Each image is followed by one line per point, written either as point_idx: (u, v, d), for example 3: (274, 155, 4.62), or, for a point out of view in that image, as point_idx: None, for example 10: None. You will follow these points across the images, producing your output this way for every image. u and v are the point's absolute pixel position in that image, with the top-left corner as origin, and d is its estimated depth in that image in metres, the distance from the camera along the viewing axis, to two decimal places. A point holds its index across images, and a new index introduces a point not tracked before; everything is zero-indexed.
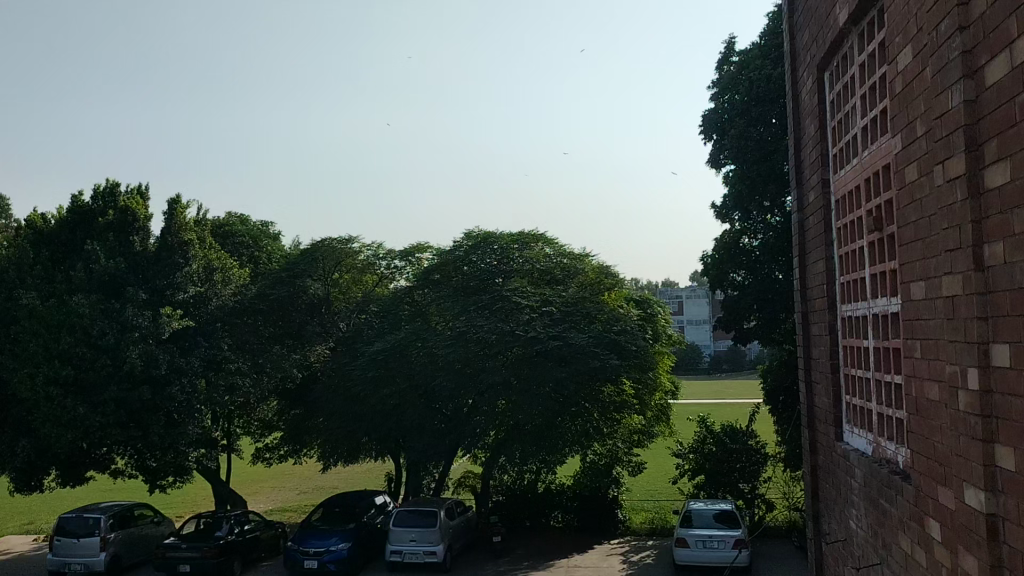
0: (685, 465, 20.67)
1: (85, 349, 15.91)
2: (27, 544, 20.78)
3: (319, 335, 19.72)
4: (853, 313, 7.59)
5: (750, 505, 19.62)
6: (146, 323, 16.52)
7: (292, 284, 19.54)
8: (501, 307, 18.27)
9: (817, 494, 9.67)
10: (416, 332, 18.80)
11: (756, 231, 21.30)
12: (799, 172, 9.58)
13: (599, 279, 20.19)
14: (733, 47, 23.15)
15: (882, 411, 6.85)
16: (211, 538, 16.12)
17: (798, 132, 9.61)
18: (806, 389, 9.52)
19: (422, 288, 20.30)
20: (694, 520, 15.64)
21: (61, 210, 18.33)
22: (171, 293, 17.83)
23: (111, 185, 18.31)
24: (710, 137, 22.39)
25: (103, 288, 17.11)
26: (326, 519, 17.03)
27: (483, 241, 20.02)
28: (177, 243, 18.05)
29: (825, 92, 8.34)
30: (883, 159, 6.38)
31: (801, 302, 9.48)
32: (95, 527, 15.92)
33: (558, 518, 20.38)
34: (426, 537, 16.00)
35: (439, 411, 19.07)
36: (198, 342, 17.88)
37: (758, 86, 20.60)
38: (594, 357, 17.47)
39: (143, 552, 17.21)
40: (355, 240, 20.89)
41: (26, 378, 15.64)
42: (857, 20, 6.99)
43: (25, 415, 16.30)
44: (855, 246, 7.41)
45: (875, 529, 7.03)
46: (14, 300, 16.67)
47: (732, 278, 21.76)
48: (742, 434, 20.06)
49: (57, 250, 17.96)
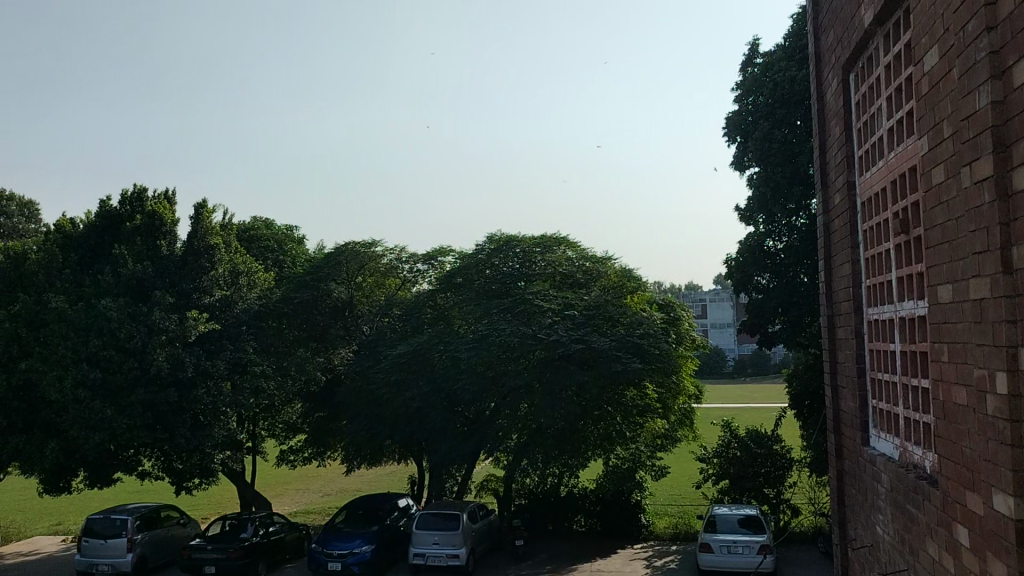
0: (709, 469, 20.47)
1: (113, 352, 16.08)
2: (56, 544, 21.03)
3: (342, 338, 19.94)
4: (879, 316, 7.52)
5: (775, 510, 19.44)
6: (174, 326, 16.74)
7: (316, 288, 19.63)
8: (524, 310, 18.35)
9: (843, 499, 9.58)
10: (439, 336, 18.86)
11: (780, 234, 21.12)
12: (824, 174, 9.51)
13: (621, 281, 20.18)
14: (758, 49, 23.02)
15: (909, 415, 6.77)
16: (236, 539, 16.23)
17: (823, 135, 9.52)
18: (831, 393, 9.43)
19: (445, 291, 20.36)
20: (719, 524, 15.50)
21: (90, 214, 18.53)
22: (197, 297, 18.14)
23: (138, 189, 18.49)
24: (733, 139, 22.30)
25: (131, 292, 17.34)
26: (349, 521, 17.09)
27: (504, 243, 20.19)
28: (203, 247, 18.26)
29: (850, 93, 8.28)
30: (909, 161, 6.32)
31: (827, 306, 9.39)
32: (122, 528, 16.08)
33: (581, 522, 20.41)
34: (449, 540, 16.01)
35: (462, 415, 19.11)
36: (223, 346, 17.87)
37: (782, 87, 20.51)
38: (617, 360, 17.41)
39: (169, 553, 17.38)
40: (378, 244, 20.94)
41: (55, 381, 15.81)
42: (882, 20, 6.94)
43: (54, 417, 16.47)
44: (881, 250, 7.36)
45: (902, 535, 6.95)
46: (43, 303, 16.87)
47: (756, 281, 21.67)
48: (768, 439, 19.89)
49: (86, 253, 18.19)
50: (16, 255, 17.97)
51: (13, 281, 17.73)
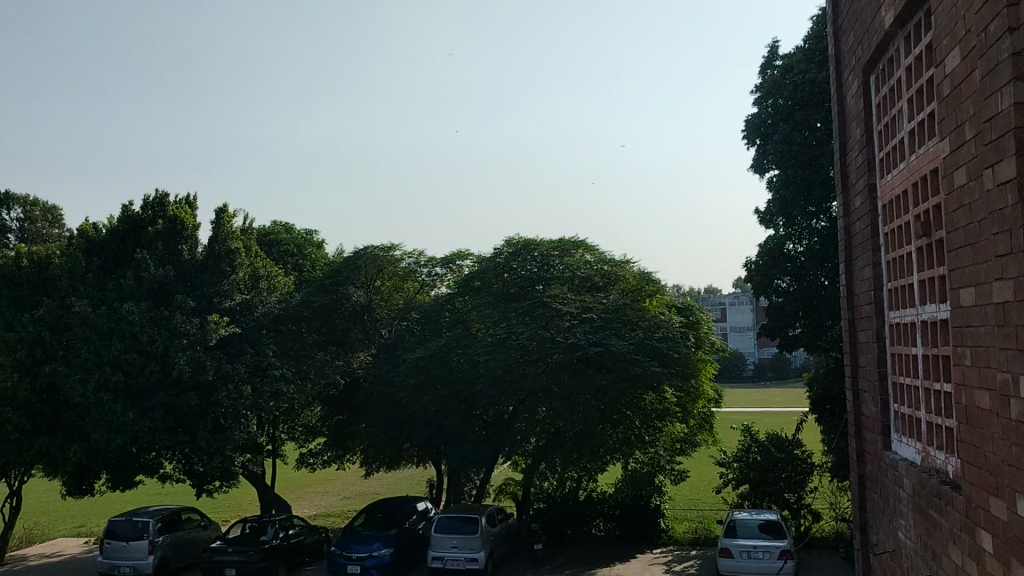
0: (729, 474, 20.34)
1: (135, 355, 16.26)
2: (79, 546, 21.20)
3: (362, 342, 19.84)
4: (900, 319, 7.47)
5: (796, 515, 19.26)
6: (195, 330, 16.90)
7: (335, 292, 19.72)
8: (541, 314, 18.22)
9: (864, 505, 9.51)
10: (457, 339, 18.88)
11: (800, 237, 21.03)
12: (844, 177, 9.46)
13: (639, 285, 20.13)
14: (777, 51, 22.91)
15: (931, 420, 6.70)
16: (256, 542, 16.33)
17: (843, 137, 9.47)
18: (852, 397, 9.37)
19: (463, 295, 20.36)
20: (739, 529, 15.39)
21: (112, 219, 18.67)
22: (217, 301, 18.30)
23: (160, 194, 18.64)
24: (753, 142, 22.20)
25: (153, 296, 17.51)
26: (368, 524, 17.14)
27: (523, 247, 20.16)
28: (223, 251, 18.43)
29: (871, 95, 8.22)
30: (930, 163, 6.28)
31: (848, 310, 9.32)
32: (143, 531, 16.20)
33: (600, 527, 20.32)
34: (467, 544, 16.01)
35: (481, 419, 19.14)
36: (244, 349, 18.04)
37: (803, 89, 20.34)
38: (636, 364, 17.32)
39: (190, 555, 17.50)
40: (396, 248, 20.95)
41: (79, 384, 15.96)
42: (903, 22, 6.90)
43: (77, 420, 16.64)
44: (902, 253, 7.32)
45: (925, 541, 6.88)
46: (66, 307, 17.05)
47: (776, 284, 21.47)
48: (789, 443, 19.75)
49: (109, 258, 18.35)
50: (39, 259, 18.03)
51: (37, 286, 17.85)
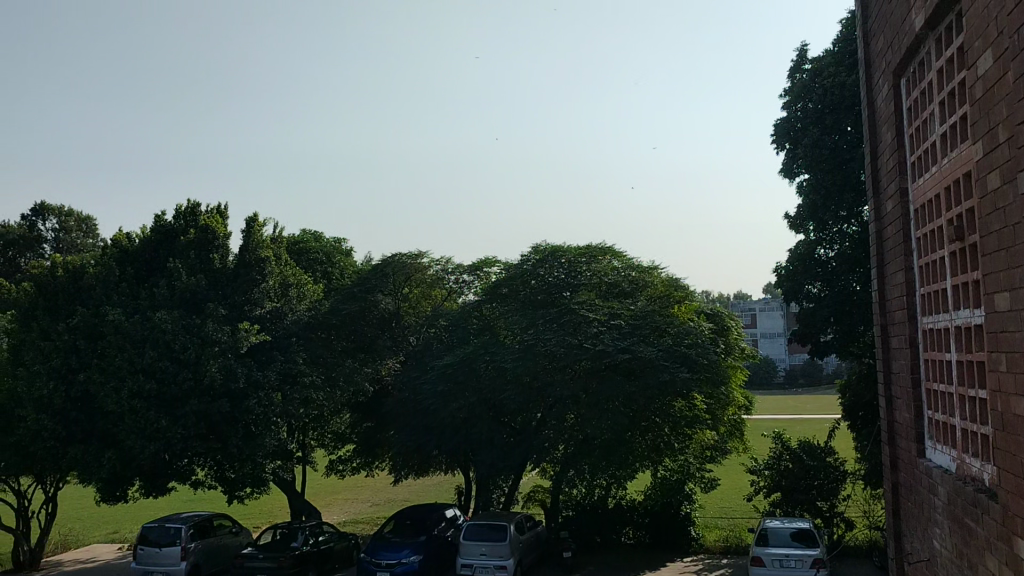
0: (760, 482, 20.13)
1: (168, 363, 16.47)
2: (113, 552, 21.45)
3: (390, 349, 19.95)
4: (933, 324, 7.37)
5: (829, 523, 19.00)
6: (226, 338, 17.09)
7: (363, 299, 19.80)
8: (569, 320, 18.09)
9: (898, 512, 9.38)
10: (485, 346, 18.93)
11: (832, 241, 20.75)
12: (875, 181, 9.35)
13: (668, 291, 20.05)
14: (805, 55, 22.74)
15: (966, 426, 6.59)
16: (287, 548, 16.43)
17: (873, 141, 9.38)
18: (885, 404, 9.24)
19: (490, 301, 20.37)
20: (771, 538, 15.23)
21: (145, 229, 18.98)
22: (248, 309, 18.53)
23: (191, 204, 18.93)
24: (782, 147, 22.02)
25: (185, 305, 17.75)
26: (397, 531, 17.20)
27: (551, 254, 20.09)
28: (254, 259, 18.66)
29: (902, 98, 8.12)
30: (962, 167, 6.20)
31: (880, 315, 9.20)
32: (176, 537, 16.35)
33: (629, 534, 20.13)
34: (496, 551, 15.99)
35: (508, 425, 19.15)
36: (274, 356, 18.18)
37: (833, 93, 20.17)
38: (665, 370, 17.26)
39: (222, 561, 17.63)
40: (424, 255, 21.04)
41: (112, 392, 16.19)
42: (934, 24, 6.82)
43: (111, 427, 16.83)
44: (934, 258, 7.21)
45: (960, 549, 6.76)
46: (100, 315, 17.32)
47: (807, 290, 21.26)
48: (820, 451, 19.51)
49: (141, 267, 18.64)
50: (74, 269, 18.16)
51: (72, 295, 17.93)
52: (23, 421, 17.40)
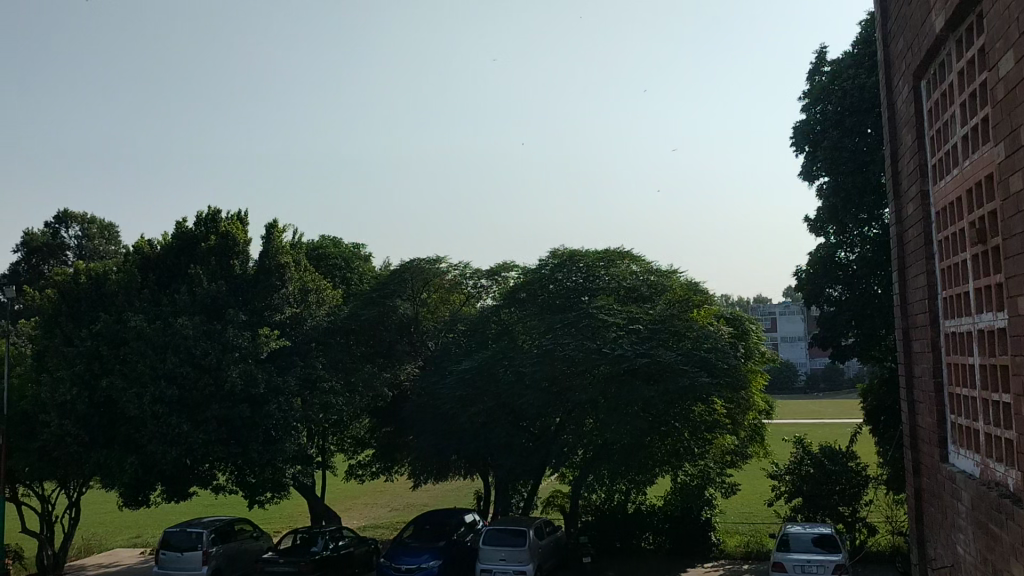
0: (782, 487, 19.95)
1: (189, 369, 16.60)
2: (135, 557, 21.60)
3: (409, 354, 19.97)
4: (956, 328, 7.30)
5: (851, 529, 18.80)
6: (246, 344, 17.18)
7: (382, 305, 19.84)
8: (588, 325, 18.04)
9: (921, 518, 9.29)
10: (503, 350, 18.93)
11: (853, 244, 20.62)
12: (896, 184, 9.28)
13: (687, 295, 19.98)
14: (825, 57, 22.62)
15: (989, 431, 6.52)
16: (307, 553, 16.48)
17: (894, 143, 9.30)
18: (907, 408, 9.17)
19: (508, 306, 20.26)
20: (792, 543, 15.11)
21: (166, 236, 19.14)
22: (269, 314, 18.61)
23: (212, 211, 19.08)
24: (802, 150, 21.90)
25: (206, 310, 17.88)
26: (417, 536, 17.22)
27: (569, 259, 20.12)
28: (274, 265, 18.77)
29: (922, 100, 8.06)
30: (984, 169, 6.14)
31: (901, 318, 9.13)
32: (197, 541, 16.45)
33: (649, 540, 19.96)
34: (516, 556, 15.95)
35: (527, 430, 19.12)
36: (294, 362, 18.27)
37: (852, 95, 20.04)
38: (684, 374, 17.15)
39: (243, 566, 17.71)
40: (442, 260, 21.07)
41: (135, 397, 16.33)
42: (955, 26, 6.76)
43: (133, 433, 16.95)
44: (956, 261, 7.16)
45: (985, 556, 6.67)
46: (122, 321, 17.47)
47: (828, 294, 21.17)
48: (842, 455, 19.32)
49: (163, 274, 18.83)
50: (97, 275, 18.31)
51: (94, 301, 18.11)
52: (47, 426, 17.58)
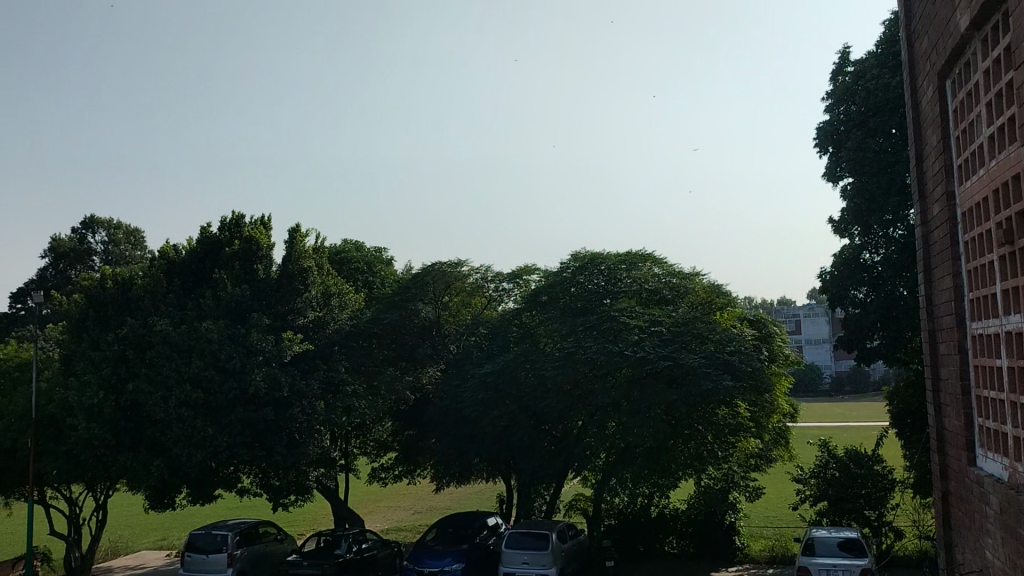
0: (807, 491, 19.77)
1: (214, 373, 16.76)
2: (161, 559, 21.81)
3: (431, 357, 19.96)
4: (983, 330, 7.21)
5: (877, 533, 18.61)
6: (270, 347, 17.31)
7: (404, 308, 19.90)
8: (609, 327, 18.01)
9: (948, 522, 9.18)
10: (525, 353, 18.95)
11: (878, 246, 20.41)
12: (921, 185, 9.19)
13: (710, 297, 19.86)
14: (848, 56, 22.44)
15: (1018, 433, 6.43)
16: (330, 556, 16.56)
17: (919, 143, 9.22)
18: (934, 411, 9.07)
19: (530, 309, 20.25)
20: (818, 547, 14.98)
21: (191, 241, 19.32)
22: (292, 318, 18.82)
23: (236, 216, 19.25)
24: (826, 150, 21.72)
25: (231, 315, 18.07)
26: (440, 539, 17.25)
27: (590, 261, 20.09)
28: (297, 269, 18.94)
29: (947, 100, 7.97)
30: (1010, 170, 6.07)
31: (927, 321, 9.03)
32: (222, 544, 16.57)
33: (672, 544, 19.89)
34: (538, 560, 15.92)
35: (550, 433, 19.11)
36: (317, 365, 18.39)
37: (877, 95, 19.85)
38: (707, 378, 17.05)
39: (268, 568, 17.82)
40: (464, 263, 21.13)
41: (160, 401, 16.51)
42: (980, 25, 6.69)
43: (159, 436, 17.11)
44: (983, 263, 7.08)
45: (1014, 560, 6.58)
46: (148, 326, 17.72)
47: (852, 296, 21.02)
48: (868, 459, 19.16)
49: (188, 279, 19.00)
50: (123, 280, 18.50)
51: (121, 306, 18.28)
52: (74, 429, 17.81)
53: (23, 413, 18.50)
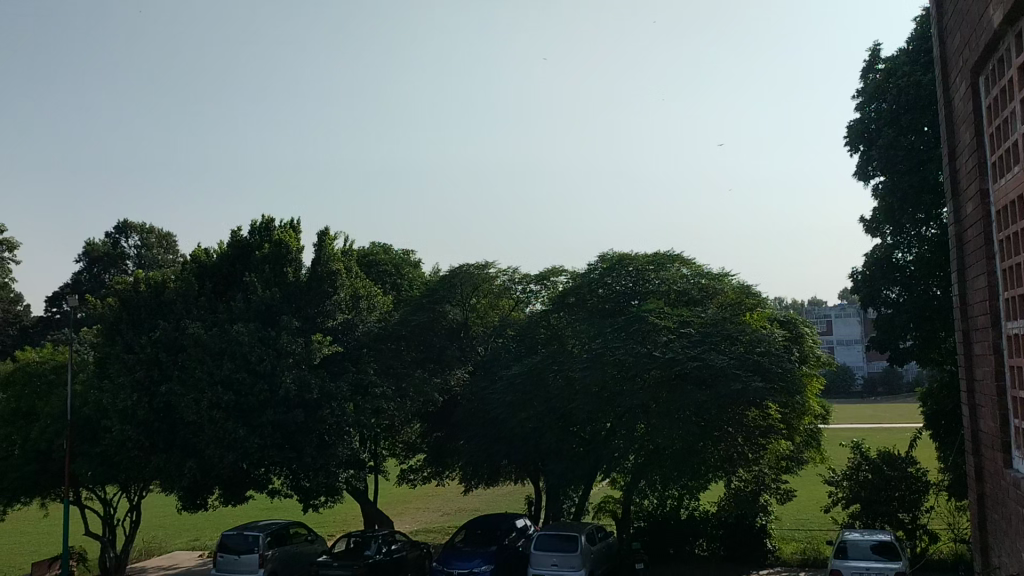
0: (838, 493, 19.57)
1: (245, 375, 16.92)
2: (193, 559, 22.05)
3: (459, 359, 19.96)
4: (1019, 331, 7.09)
5: (911, 536, 18.45)
6: (300, 349, 17.44)
7: (432, 310, 19.97)
8: (638, 329, 17.95)
9: (985, 526, 9.02)
10: (553, 355, 18.95)
11: (910, 246, 20.17)
12: (955, 182, 9.06)
13: (740, 298, 19.72)
14: (879, 54, 22.16)
15: None
16: (360, 557, 16.66)
17: (952, 140, 9.08)
18: (969, 412, 8.93)
19: (557, 311, 20.26)
20: (850, 550, 14.79)
21: (222, 245, 19.58)
22: (320, 321, 18.90)
23: (266, 220, 19.50)
24: (857, 149, 21.49)
25: (261, 317, 18.24)
26: (468, 541, 17.27)
27: (618, 262, 19.98)
28: (325, 272, 19.05)
29: (980, 97, 7.87)
30: None
31: (962, 321, 8.90)
32: (254, 544, 16.72)
33: (703, 546, 19.78)
34: (568, 562, 15.89)
35: (578, 435, 19.06)
36: (346, 368, 18.45)
37: (908, 93, 19.57)
38: (737, 379, 16.92)
39: (299, 569, 17.94)
40: (491, 265, 21.18)
41: (193, 403, 16.71)
42: (1014, 21, 6.59)
43: (191, 437, 17.30)
44: (1017, 261, 6.98)
45: None
46: (181, 329, 17.98)
47: (885, 296, 20.78)
48: (901, 461, 18.91)
49: (220, 282, 19.32)
50: (155, 284, 18.78)
51: (153, 309, 18.54)
52: (108, 431, 18.09)
53: (58, 414, 18.80)
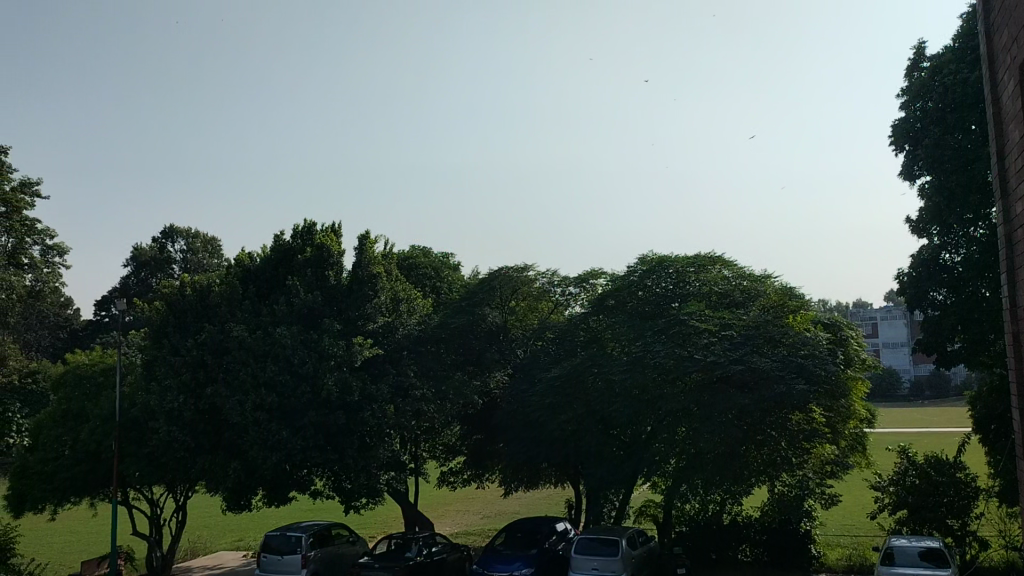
0: (886, 499, 19.26)
1: (288, 377, 17.13)
2: (238, 559, 22.34)
3: (498, 362, 19.99)
4: None
5: (960, 543, 17.94)
6: (341, 351, 17.59)
7: (472, 313, 19.98)
8: (679, 331, 17.86)
9: None
10: (593, 357, 18.94)
11: (958, 246, 19.73)
12: (1003, 182, 8.88)
13: (783, 300, 19.35)
14: (924, 51, 21.79)
15: None
16: (401, 558, 16.75)
17: (1000, 139, 8.90)
18: (1019, 415, 8.74)
19: (596, 313, 20.24)
20: (897, 557, 14.54)
21: (265, 248, 19.91)
22: (362, 323, 19.03)
23: (307, 224, 19.77)
24: (902, 148, 21.12)
25: (303, 321, 18.46)
26: (508, 544, 17.27)
27: (658, 264, 19.78)
28: (366, 276, 19.18)
29: None
30: None
31: (1010, 322, 8.74)
32: (297, 545, 16.90)
33: (746, 552, 19.49)
34: (608, 566, 15.80)
35: (618, 438, 19.01)
36: (387, 370, 18.55)
37: (953, 91, 19.19)
38: (779, 381, 16.74)
39: (340, 569, 18.12)
40: (530, 268, 21.17)
41: (237, 404, 16.95)
42: None
43: (235, 438, 17.55)
44: None
45: None
46: (225, 331, 18.22)
47: (932, 297, 20.39)
48: (949, 466, 18.53)
49: (262, 285, 19.58)
50: (201, 287, 19.04)
51: (199, 312, 18.85)
52: (155, 432, 18.43)
53: (107, 416, 19.20)
